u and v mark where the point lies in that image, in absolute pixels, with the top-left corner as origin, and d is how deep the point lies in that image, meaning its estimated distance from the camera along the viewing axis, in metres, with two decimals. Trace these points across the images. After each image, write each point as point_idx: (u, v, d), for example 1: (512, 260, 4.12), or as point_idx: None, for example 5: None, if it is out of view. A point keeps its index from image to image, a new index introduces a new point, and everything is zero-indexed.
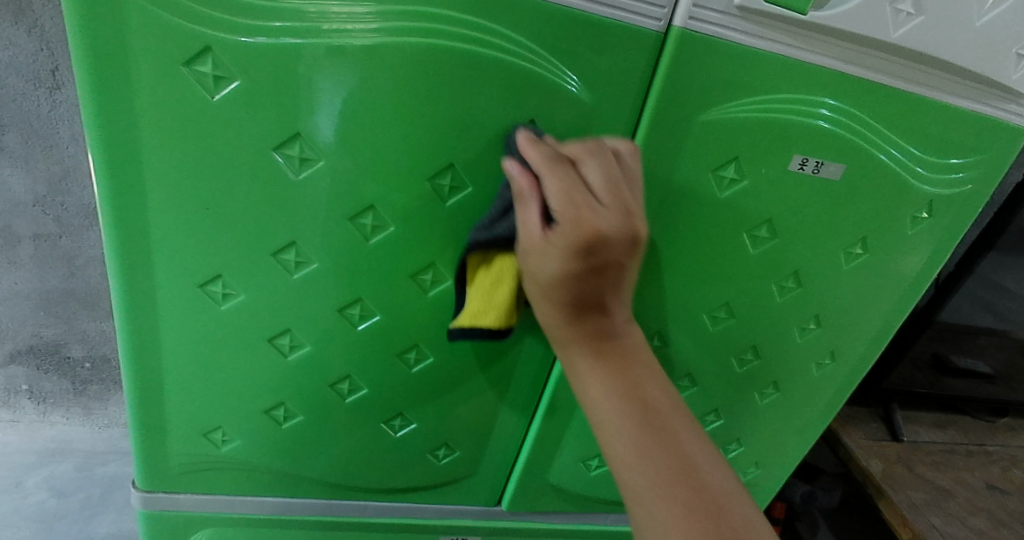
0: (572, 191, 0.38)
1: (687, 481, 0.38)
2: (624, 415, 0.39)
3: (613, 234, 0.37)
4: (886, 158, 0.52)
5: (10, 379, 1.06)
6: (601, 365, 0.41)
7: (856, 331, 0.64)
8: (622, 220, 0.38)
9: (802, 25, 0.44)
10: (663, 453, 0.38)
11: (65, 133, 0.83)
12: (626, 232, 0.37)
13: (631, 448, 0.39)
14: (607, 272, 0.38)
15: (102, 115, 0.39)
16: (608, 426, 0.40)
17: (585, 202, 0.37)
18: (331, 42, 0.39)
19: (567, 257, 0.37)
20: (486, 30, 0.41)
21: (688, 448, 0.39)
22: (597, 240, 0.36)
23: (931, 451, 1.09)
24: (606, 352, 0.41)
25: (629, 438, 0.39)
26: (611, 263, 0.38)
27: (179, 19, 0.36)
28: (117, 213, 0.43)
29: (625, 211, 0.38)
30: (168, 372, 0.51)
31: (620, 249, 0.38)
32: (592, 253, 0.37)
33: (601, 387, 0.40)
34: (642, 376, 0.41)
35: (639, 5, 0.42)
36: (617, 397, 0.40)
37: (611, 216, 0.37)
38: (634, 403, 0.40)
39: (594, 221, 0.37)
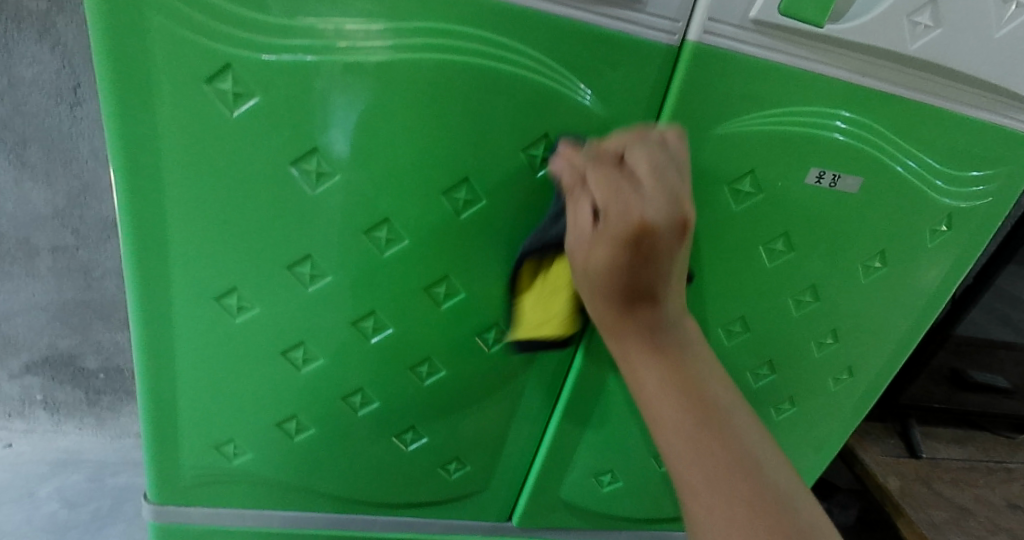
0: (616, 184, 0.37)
1: (755, 481, 0.37)
2: (681, 413, 0.39)
3: (660, 224, 0.35)
4: (903, 170, 0.51)
5: (25, 389, 1.07)
6: (657, 363, 0.40)
7: (874, 346, 0.63)
8: (670, 206, 0.36)
9: (818, 38, 0.44)
10: (724, 453, 0.38)
11: (85, 147, 0.84)
12: (673, 220, 0.36)
13: (691, 450, 0.38)
14: (659, 264, 0.37)
15: (123, 130, 0.39)
16: (667, 428, 0.39)
17: (632, 190, 0.36)
18: (347, 58, 0.39)
19: (614, 249, 0.36)
20: (502, 44, 0.41)
21: (751, 449, 0.38)
22: (646, 229, 0.35)
23: (950, 468, 1.07)
24: (663, 348, 0.40)
25: (686, 438, 0.38)
26: (660, 252, 0.36)
27: (199, 36, 0.37)
28: (136, 229, 0.43)
29: (671, 197, 0.37)
30: (182, 384, 0.51)
31: (668, 237, 0.36)
32: (639, 245, 0.36)
33: (655, 387, 0.40)
34: (695, 374, 0.41)
35: (653, 20, 0.42)
36: (676, 398, 0.39)
37: (658, 204, 0.36)
38: (691, 402, 0.39)
39: (641, 210, 0.35)
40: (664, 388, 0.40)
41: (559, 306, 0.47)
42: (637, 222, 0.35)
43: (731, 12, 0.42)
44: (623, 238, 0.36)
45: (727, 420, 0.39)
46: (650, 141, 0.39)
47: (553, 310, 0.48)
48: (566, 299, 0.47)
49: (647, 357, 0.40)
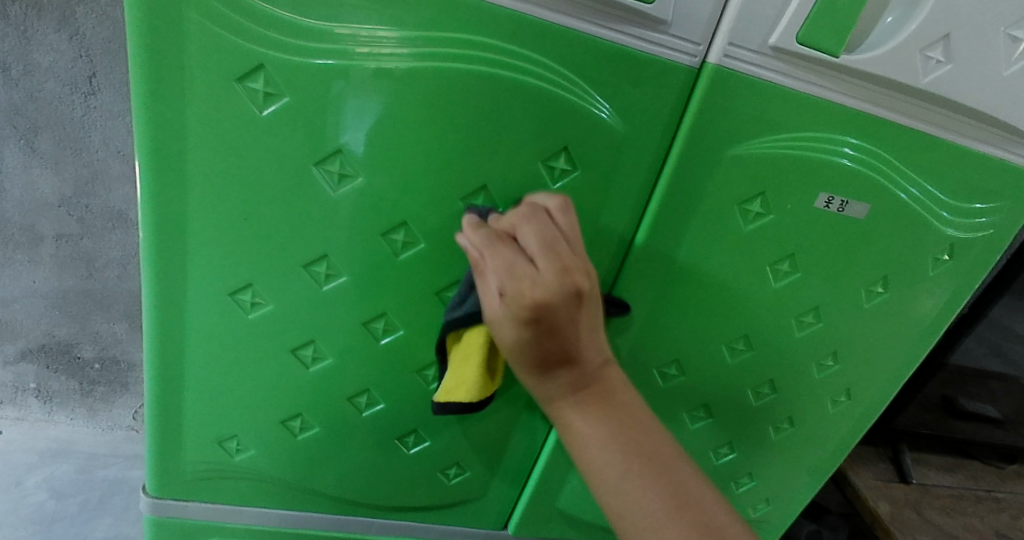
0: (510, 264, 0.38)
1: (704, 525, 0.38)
2: (630, 467, 0.39)
3: (556, 297, 0.37)
4: (906, 196, 0.52)
5: (19, 376, 1.07)
6: (592, 414, 0.41)
7: (873, 370, 0.64)
8: (564, 279, 0.37)
9: (833, 67, 0.45)
10: (674, 502, 0.39)
11: (96, 137, 0.85)
12: (567, 292, 0.37)
13: (643, 508, 0.38)
14: (565, 333, 0.38)
15: (152, 124, 0.40)
16: (616, 485, 0.39)
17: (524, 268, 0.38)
18: (376, 64, 0.40)
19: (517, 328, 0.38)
20: (525, 57, 0.42)
21: (688, 487, 0.40)
22: (539, 309, 0.36)
23: (939, 495, 1.08)
24: (593, 401, 0.41)
25: (638, 496, 0.39)
26: (564, 323, 0.38)
27: (235, 37, 0.38)
28: (157, 221, 0.44)
29: (564, 269, 0.37)
30: (190, 377, 0.52)
31: (566, 309, 0.37)
32: (540, 322, 0.37)
33: (595, 446, 0.40)
34: (633, 422, 0.41)
35: (674, 41, 0.43)
36: (613, 445, 0.40)
37: (551, 279, 0.37)
38: (634, 452, 0.40)
39: (533, 289, 0.36)
40: (603, 445, 0.40)
41: (472, 373, 0.46)
42: (530, 304, 0.36)
43: (750, 38, 0.43)
44: (522, 317, 0.37)
45: (671, 467, 0.40)
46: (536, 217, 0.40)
47: (466, 379, 0.46)
48: (478, 367, 0.45)
49: (584, 417, 0.41)
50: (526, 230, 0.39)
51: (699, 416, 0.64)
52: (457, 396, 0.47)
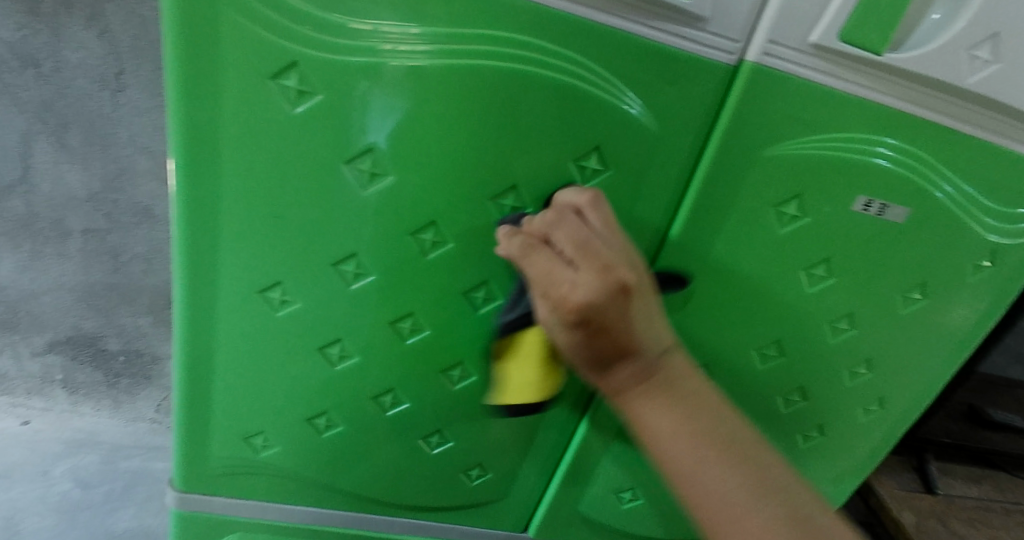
0: (551, 269, 0.37)
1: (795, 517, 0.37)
2: (715, 462, 0.38)
3: (603, 298, 0.35)
4: (943, 195, 0.50)
5: (46, 367, 1.08)
6: (661, 405, 0.39)
7: (907, 378, 0.62)
8: (608, 277, 0.36)
9: (876, 65, 0.44)
10: (756, 490, 0.37)
11: (124, 133, 0.86)
12: (614, 289, 0.36)
13: (733, 505, 0.37)
14: (619, 330, 0.37)
15: (186, 122, 0.40)
16: (700, 483, 0.38)
17: (564, 269, 0.37)
18: (408, 62, 0.40)
19: (569, 331, 0.37)
20: (559, 55, 0.41)
21: (767, 474, 0.38)
22: (588, 311, 0.35)
23: (966, 506, 1.05)
24: (663, 391, 0.39)
25: (719, 486, 0.37)
26: (617, 321, 0.36)
27: (270, 34, 0.38)
28: (189, 218, 0.44)
29: (607, 267, 0.36)
30: (218, 374, 0.52)
31: (616, 307, 0.36)
32: (591, 324, 0.36)
33: (676, 442, 0.38)
34: (707, 412, 0.39)
35: (712, 38, 0.42)
36: (688, 436, 0.38)
37: (594, 280, 0.35)
38: (715, 444, 0.38)
39: (578, 291, 0.35)
40: (683, 440, 0.38)
41: (532, 374, 0.47)
42: (577, 308, 0.35)
43: (791, 35, 0.42)
44: (571, 322, 0.36)
45: (747, 453, 0.39)
46: (567, 216, 0.39)
47: (527, 382, 0.47)
48: (537, 367, 0.47)
49: (658, 412, 0.39)
50: (561, 232, 0.38)
51: None
52: (523, 398, 0.48)
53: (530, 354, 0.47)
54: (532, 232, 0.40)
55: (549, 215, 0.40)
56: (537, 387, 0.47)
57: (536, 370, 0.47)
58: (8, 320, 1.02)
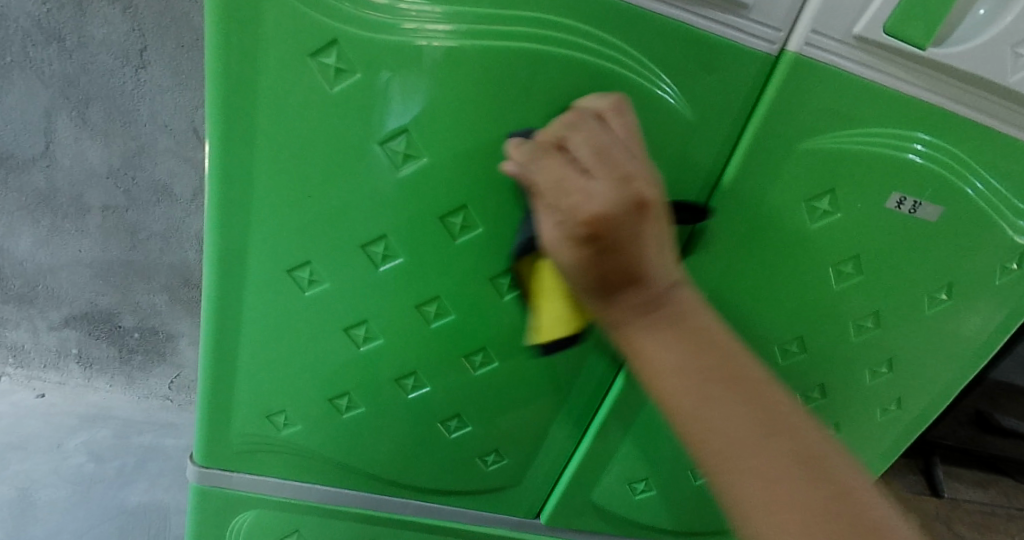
0: (563, 175, 0.32)
1: (813, 462, 0.30)
2: (719, 398, 0.31)
3: (618, 208, 0.30)
4: (972, 192, 0.49)
5: (62, 342, 1.10)
6: (675, 343, 0.32)
7: (927, 380, 0.62)
8: (625, 189, 0.30)
9: (919, 60, 0.43)
10: (775, 438, 0.30)
11: (145, 111, 0.86)
12: (631, 201, 0.30)
13: (733, 447, 0.30)
14: (631, 247, 0.31)
15: (223, 97, 0.40)
16: (701, 423, 0.31)
17: (579, 176, 0.31)
18: (448, 42, 0.39)
19: (575, 245, 0.31)
20: (599, 40, 0.41)
21: (796, 426, 0.31)
22: (600, 221, 0.30)
23: (969, 511, 1.06)
24: (679, 327, 0.32)
25: (735, 428, 0.31)
26: (632, 238, 0.31)
27: (311, 12, 0.37)
28: (222, 194, 0.44)
29: (626, 178, 0.31)
30: (243, 350, 0.52)
31: (632, 218, 0.30)
32: (602, 236, 0.30)
33: (682, 383, 0.32)
34: (726, 355, 0.33)
35: (754, 27, 0.42)
36: (702, 377, 0.32)
37: (609, 188, 0.30)
38: (723, 379, 0.32)
39: (590, 201, 0.30)
40: (692, 378, 0.32)
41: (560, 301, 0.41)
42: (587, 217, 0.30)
43: (834, 26, 0.42)
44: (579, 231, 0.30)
45: (772, 402, 0.32)
46: (585, 125, 0.34)
47: (555, 310, 0.41)
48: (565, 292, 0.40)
49: (668, 348, 0.32)
50: (576, 138, 0.33)
51: None
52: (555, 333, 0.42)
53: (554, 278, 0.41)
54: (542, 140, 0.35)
55: (564, 124, 0.35)
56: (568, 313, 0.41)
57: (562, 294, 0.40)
58: (26, 293, 1.03)
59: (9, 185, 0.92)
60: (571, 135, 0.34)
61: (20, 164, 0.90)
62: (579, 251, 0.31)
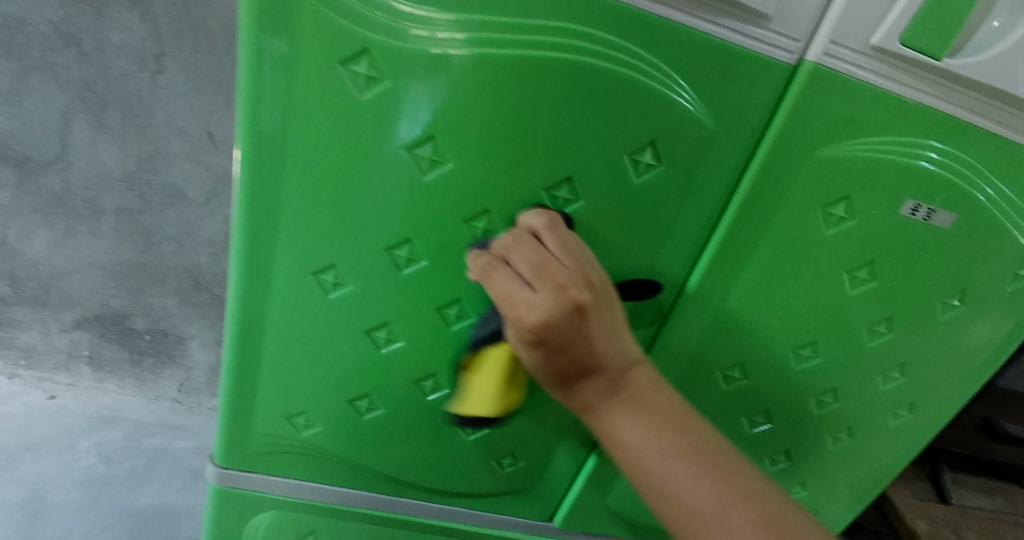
0: (510, 287, 0.39)
1: (773, 520, 0.38)
2: (682, 468, 0.39)
3: (555, 315, 0.37)
4: (984, 197, 0.50)
5: (73, 343, 1.10)
6: (634, 419, 0.40)
7: (939, 384, 0.63)
8: (558, 297, 0.38)
9: (935, 70, 0.44)
10: (732, 494, 0.38)
11: (160, 115, 0.87)
12: (566, 306, 0.37)
13: (702, 512, 0.38)
14: (577, 345, 0.39)
15: (255, 103, 0.41)
16: (669, 494, 0.39)
17: (524, 289, 0.39)
18: (476, 50, 0.40)
19: (528, 349, 0.39)
20: (622, 49, 0.42)
21: (748, 481, 0.39)
22: (543, 330, 0.37)
23: (978, 518, 1.05)
24: (635, 404, 0.40)
25: (697, 491, 0.38)
26: (572, 336, 0.38)
27: (344, 22, 0.38)
28: (250, 199, 0.45)
29: (559, 286, 0.38)
30: (266, 352, 0.53)
31: (570, 325, 0.38)
32: (548, 339, 0.38)
33: (648, 456, 0.39)
34: (681, 424, 0.40)
35: (772, 36, 0.43)
36: (662, 449, 0.39)
37: (546, 298, 0.37)
38: (685, 451, 0.39)
39: (530, 312, 0.37)
40: (653, 450, 0.39)
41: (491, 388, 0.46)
42: (532, 326, 0.37)
43: (851, 36, 0.42)
44: (528, 339, 0.38)
45: (724, 461, 0.40)
46: (525, 239, 0.41)
47: (485, 393, 0.47)
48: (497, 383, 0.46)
49: (630, 424, 0.40)
50: (518, 255, 0.40)
51: (758, 421, 0.64)
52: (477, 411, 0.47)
53: (497, 365, 0.46)
54: (495, 254, 0.42)
55: (510, 239, 0.42)
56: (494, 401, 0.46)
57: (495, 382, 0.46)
58: (38, 295, 1.04)
59: (24, 188, 0.93)
60: (514, 251, 0.41)
61: (37, 167, 0.91)
62: (533, 353, 0.39)
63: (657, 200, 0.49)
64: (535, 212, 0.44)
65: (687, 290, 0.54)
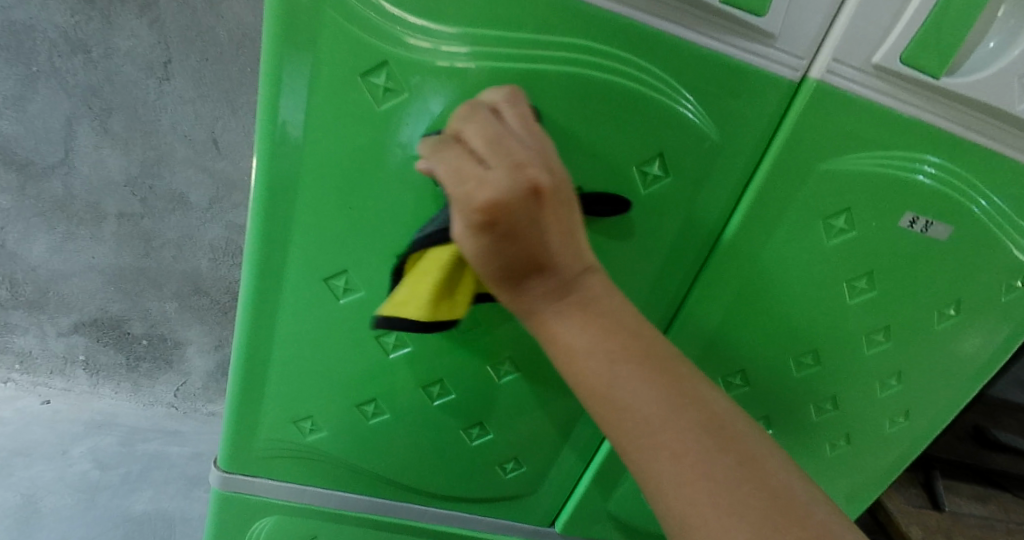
0: (461, 167, 0.34)
1: (722, 425, 0.34)
2: (631, 373, 0.34)
3: (512, 195, 0.32)
4: (978, 209, 0.51)
5: (70, 348, 1.10)
6: (585, 320, 0.35)
7: (934, 392, 0.64)
8: (518, 176, 0.33)
9: (934, 89, 0.45)
10: (689, 406, 0.34)
11: (166, 121, 0.87)
12: (525, 187, 0.32)
13: (649, 422, 0.33)
14: (530, 234, 0.33)
15: (274, 111, 0.42)
16: (612, 398, 0.34)
17: (478, 167, 0.33)
18: (493, 64, 0.41)
19: (476, 235, 0.33)
20: (633, 63, 0.43)
21: (707, 399, 0.34)
22: (497, 210, 0.32)
23: (971, 525, 1.07)
24: (591, 307, 0.35)
25: (645, 397, 0.33)
26: (530, 225, 0.33)
27: (365, 34, 0.40)
28: (267, 205, 0.46)
29: (520, 166, 0.33)
30: (275, 356, 0.53)
31: (530, 208, 0.33)
32: (501, 223, 0.32)
33: (594, 359, 0.34)
34: (640, 332, 0.35)
35: (777, 54, 0.44)
36: (615, 352, 0.34)
37: (504, 176, 0.32)
38: (638, 356, 0.34)
39: (484, 190, 0.32)
40: (602, 352, 0.34)
41: (423, 291, 0.42)
42: (486, 205, 0.32)
43: (854, 55, 0.44)
44: (477, 222, 0.32)
45: (685, 376, 0.35)
46: (479, 119, 0.36)
47: (416, 296, 0.43)
48: (431, 287, 0.42)
49: (579, 327, 0.35)
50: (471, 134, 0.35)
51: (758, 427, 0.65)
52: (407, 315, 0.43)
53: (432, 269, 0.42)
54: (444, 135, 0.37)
55: (462, 118, 0.37)
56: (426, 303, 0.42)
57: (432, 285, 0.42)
58: (36, 299, 1.04)
59: (26, 192, 0.93)
60: (468, 127, 0.36)
61: (39, 171, 0.91)
62: (480, 241, 0.34)
63: (664, 210, 0.50)
64: (498, 92, 0.40)
65: (691, 299, 0.55)
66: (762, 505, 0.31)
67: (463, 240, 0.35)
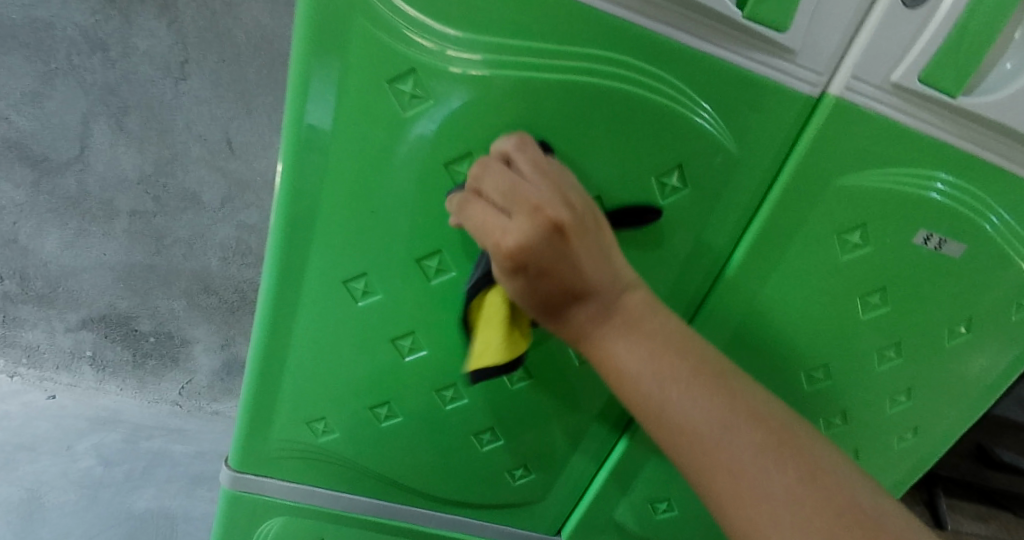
0: (483, 215, 0.36)
1: (778, 441, 0.35)
2: (686, 396, 0.35)
3: (532, 239, 0.34)
4: (992, 225, 0.51)
5: (77, 343, 1.10)
6: (631, 340, 0.37)
7: (944, 409, 0.64)
8: (536, 218, 0.34)
9: (950, 107, 0.46)
10: (741, 418, 0.35)
11: (181, 120, 0.88)
12: (545, 227, 0.34)
13: (705, 438, 0.35)
14: (560, 270, 0.35)
15: (301, 115, 0.43)
16: (668, 418, 0.36)
17: (499, 216, 0.36)
18: (519, 74, 0.42)
19: (511, 277, 0.36)
20: (655, 76, 0.43)
21: (757, 406, 0.36)
22: (523, 255, 0.34)
23: None
24: (635, 326, 0.37)
25: (698, 412, 0.35)
26: (556, 262, 0.35)
27: (394, 42, 0.40)
28: (291, 207, 0.46)
29: (536, 208, 0.35)
30: (291, 356, 0.54)
31: (553, 246, 0.35)
32: (530, 265, 0.35)
33: (647, 379, 0.36)
34: (684, 345, 0.37)
35: (798, 70, 0.45)
36: (665, 370, 0.36)
37: (522, 222, 0.34)
38: (690, 378, 0.36)
39: (508, 239, 0.35)
40: (651, 372, 0.36)
41: (495, 335, 0.43)
42: (512, 253, 0.35)
43: (874, 73, 0.44)
44: (509, 266, 0.35)
45: (734, 386, 0.37)
46: (494, 164, 0.38)
47: (490, 341, 0.43)
48: (501, 328, 0.43)
49: (626, 348, 0.37)
50: (489, 182, 0.37)
51: None
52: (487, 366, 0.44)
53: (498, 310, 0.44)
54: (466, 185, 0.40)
55: (478, 166, 0.39)
56: (502, 346, 0.43)
57: (501, 327, 0.43)
58: (46, 294, 1.04)
59: (40, 188, 0.94)
60: (483, 176, 0.38)
61: (54, 167, 0.92)
62: (516, 281, 0.37)
63: (681, 220, 0.50)
64: (507, 137, 0.41)
65: (705, 309, 0.55)
66: (826, 517, 0.33)
67: (502, 281, 0.38)
